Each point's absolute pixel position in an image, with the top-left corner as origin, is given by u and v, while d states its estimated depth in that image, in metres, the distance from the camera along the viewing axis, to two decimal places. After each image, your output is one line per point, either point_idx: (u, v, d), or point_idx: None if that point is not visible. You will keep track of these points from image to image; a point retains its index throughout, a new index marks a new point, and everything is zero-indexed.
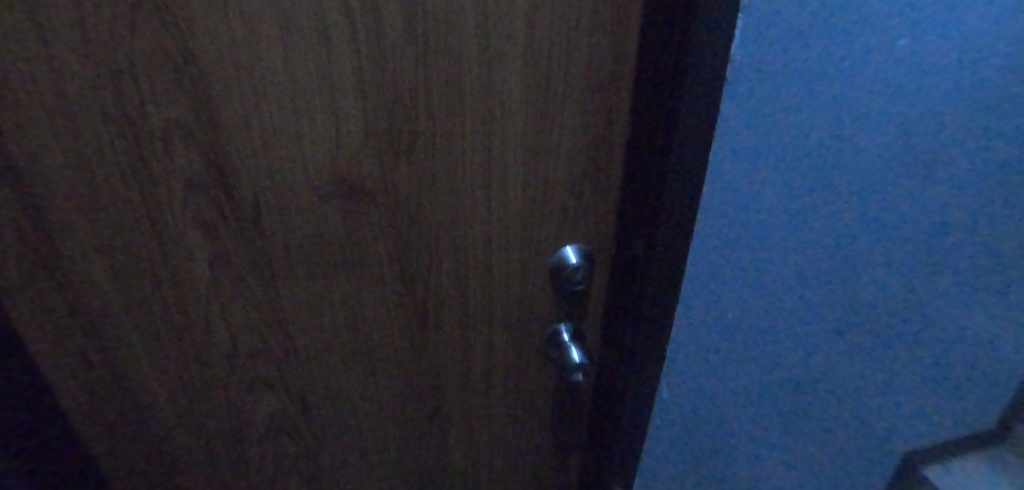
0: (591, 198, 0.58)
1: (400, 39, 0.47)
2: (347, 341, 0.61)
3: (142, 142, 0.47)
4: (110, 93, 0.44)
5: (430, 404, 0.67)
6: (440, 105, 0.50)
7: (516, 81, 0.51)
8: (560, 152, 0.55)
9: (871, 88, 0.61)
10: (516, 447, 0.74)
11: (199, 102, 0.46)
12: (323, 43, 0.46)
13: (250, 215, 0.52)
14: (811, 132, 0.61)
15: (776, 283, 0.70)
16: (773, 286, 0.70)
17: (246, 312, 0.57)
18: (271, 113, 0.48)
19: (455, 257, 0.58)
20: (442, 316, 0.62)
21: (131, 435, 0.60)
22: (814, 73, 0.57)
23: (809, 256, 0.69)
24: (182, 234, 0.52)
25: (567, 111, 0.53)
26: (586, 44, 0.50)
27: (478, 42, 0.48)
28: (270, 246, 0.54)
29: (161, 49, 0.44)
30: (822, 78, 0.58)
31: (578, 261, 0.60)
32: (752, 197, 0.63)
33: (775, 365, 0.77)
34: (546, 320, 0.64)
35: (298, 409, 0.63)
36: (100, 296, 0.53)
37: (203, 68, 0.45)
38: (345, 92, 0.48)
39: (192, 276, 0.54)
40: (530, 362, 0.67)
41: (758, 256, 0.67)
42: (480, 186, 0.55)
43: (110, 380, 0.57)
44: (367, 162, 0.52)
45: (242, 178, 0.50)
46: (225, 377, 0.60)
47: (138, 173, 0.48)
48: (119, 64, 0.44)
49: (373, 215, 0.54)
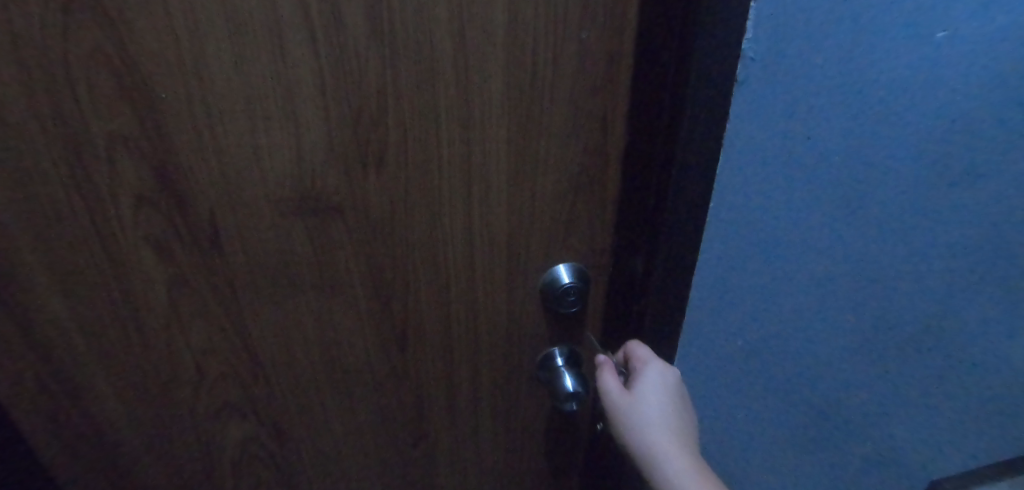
0: (584, 212, 0.53)
1: (365, 40, 0.41)
2: (319, 366, 0.56)
3: (84, 158, 0.42)
4: (45, 101, 0.40)
5: (412, 431, 0.63)
6: (412, 111, 0.45)
7: (499, 83, 0.45)
8: (549, 163, 0.49)
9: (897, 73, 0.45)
10: (508, 474, 0.69)
11: (144, 113, 0.41)
12: (276, 44, 0.40)
13: (207, 232, 0.47)
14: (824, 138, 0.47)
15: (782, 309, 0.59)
16: (796, 326, 0.60)
17: (209, 335, 0.52)
18: (221, 122, 0.42)
19: (435, 276, 0.53)
20: (422, 338, 0.57)
21: (98, 460, 0.57)
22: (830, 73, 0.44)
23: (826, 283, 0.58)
24: (134, 254, 0.47)
25: (557, 117, 0.47)
26: (577, 40, 0.44)
27: (455, 42, 0.42)
28: (229, 266, 0.49)
29: (97, 52, 0.38)
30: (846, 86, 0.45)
31: (571, 281, 0.54)
32: (774, 227, 0.52)
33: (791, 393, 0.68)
34: (537, 343, 0.59)
35: (270, 434, 0.59)
36: (53, 318, 0.49)
37: (144, 75, 0.40)
38: (305, 99, 0.43)
39: (149, 297, 0.49)
40: (521, 387, 0.62)
41: (779, 293, 0.57)
42: (459, 200, 0.50)
43: (69, 404, 0.53)
44: (332, 176, 0.46)
45: (196, 194, 0.45)
46: (190, 404, 0.55)
47: (83, 189, 0.44)
48: (53, 71, 0.39)
49: (341, 233, 0.49)
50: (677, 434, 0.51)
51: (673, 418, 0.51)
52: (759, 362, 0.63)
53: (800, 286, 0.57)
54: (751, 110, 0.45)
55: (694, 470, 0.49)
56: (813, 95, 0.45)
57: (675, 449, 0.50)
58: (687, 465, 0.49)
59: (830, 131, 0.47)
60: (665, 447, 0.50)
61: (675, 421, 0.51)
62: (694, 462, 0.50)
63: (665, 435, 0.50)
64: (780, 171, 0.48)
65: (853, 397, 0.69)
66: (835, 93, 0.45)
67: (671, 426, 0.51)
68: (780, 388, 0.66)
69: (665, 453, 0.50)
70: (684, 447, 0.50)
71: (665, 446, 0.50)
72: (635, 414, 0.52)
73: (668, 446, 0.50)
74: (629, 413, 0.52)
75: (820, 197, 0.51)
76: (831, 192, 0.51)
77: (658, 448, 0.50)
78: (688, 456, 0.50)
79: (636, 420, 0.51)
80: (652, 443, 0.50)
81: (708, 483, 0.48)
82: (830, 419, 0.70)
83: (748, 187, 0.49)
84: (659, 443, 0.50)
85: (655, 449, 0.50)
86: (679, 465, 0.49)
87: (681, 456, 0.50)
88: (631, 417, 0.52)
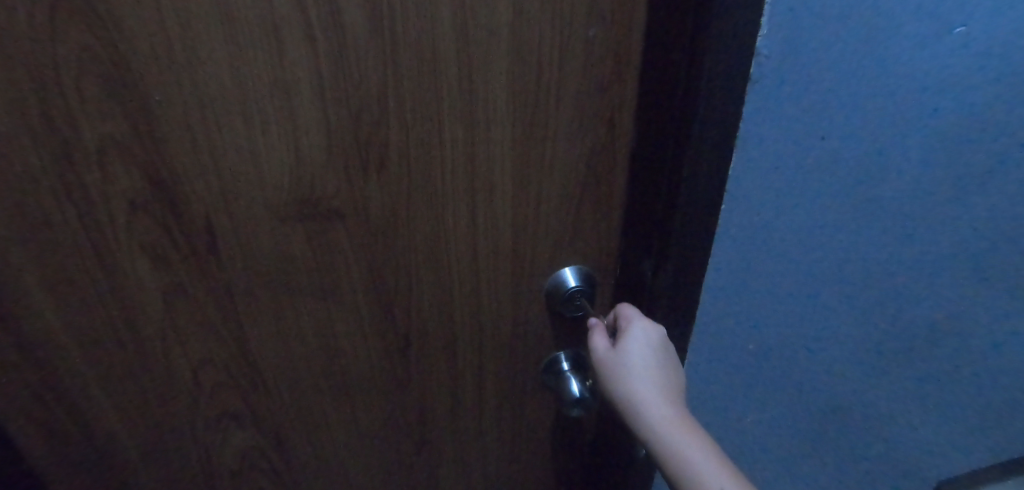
0: (590, 214, 0.51)
1: (365, 39, 0.40)
2: (319, 373, 0.55)
3: (75, 164, 0.41)
4: (35, 104, 0.38)
5: (416, 437, 0.61)
6: (414, 112, 0.43)
7: (503, 83, 0.43)
8: (555, 164, 0.48)
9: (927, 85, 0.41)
10: (513, 478, 0.68)
11: (136, 117, 0.40)
12: (272, 43, 0.39)
13: (203, 239, 0.46)
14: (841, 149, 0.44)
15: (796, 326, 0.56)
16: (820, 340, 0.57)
17: (206, 343, 0.51)
18: (217, 124, 0.41)
19: (439, 281, 0.52)
20: (425, 344, 0.55)
21: (96, 470, 0.56)
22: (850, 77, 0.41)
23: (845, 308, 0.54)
24: (128, 261, 0.46)
25: (562, 117, 0.46)
26: (583, 37, 0.43)
27: (458, 40, 0.41)
28: (227, 273, 0.48)
29: (87, 52, 0.37)
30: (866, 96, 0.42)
31: (577, 285, 0.53)
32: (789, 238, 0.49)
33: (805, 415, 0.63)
34: (542, 347, 0.58)
35: (272, 443, 0.58)
36: (46, 327, 0.47)
37: (136, 77, 0.38)
38: (303, 100, 0.41)
39: (144, 306, 0.48)
40: (526, 391, 0.61)
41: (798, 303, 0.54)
42: (463, 203, 0.48)
43: (64, 415, 0.52)
44: (332, 180, 0.45)
45: (191, 200, 0.44)
46: (188, 413, 0.54)
47: (75, 195, 0.42)
48: (42, 72, 0.37)
49: (341, 238, 0.48)
50: (666, 388, 0.46)
51: (662, 372, 0.47)
52: (769, 378, 0.60)
53: (823, 298, 0.53)
54: (758, 119, 0.43)
55: (682, 422, 0.43)
56: (823, 100, 0.42)
57: (661, 400, 0.45)
58: (675, 416, 0.44)
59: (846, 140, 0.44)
60: (651, 397, 0.45)
61: (664, 375, 0.47)
62: (683, 415, 0.44)
63: (652, 385, 0.45)
64: (792, 180, 0.46)
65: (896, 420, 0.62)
66: (849, 96, 0.42)
67: (659, 378, 0.46)
68: (796, 407, 0.63)
69: (650, 402, 0.44)
70: (673, 400, 0.45)
71: (651, 396, 0.45)
72: (622, 364, 0.47)
73: (655, 396, 0.45)
74: (616, 365, 0.48)
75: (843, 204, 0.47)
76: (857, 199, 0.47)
77: (643, 397, 0.45)
78: (676, 408, 0.44)
79: (622, 370, 0.47)
80: (638, 392, 0.45)
81: (697, 437, 0.42)
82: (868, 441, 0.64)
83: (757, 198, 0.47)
84: (645, 392, 0.45)
85: (640, 399, 0.45)
86: (666, 416, 0.44)
87: (668, 407, 0.44)
88: (617, 369, 0.47)
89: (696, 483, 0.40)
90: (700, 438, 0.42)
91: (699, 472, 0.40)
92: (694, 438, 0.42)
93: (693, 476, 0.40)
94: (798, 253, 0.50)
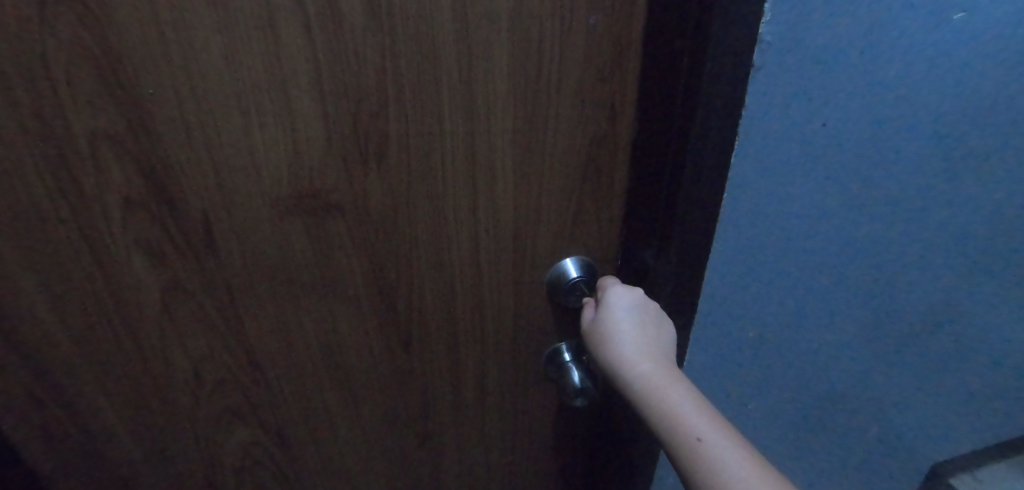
0: (591, 204, 0.51)
1: (362, 29, 0.39)
2: (321, 369, 0.55)
3: (69, 160, 0.40)
4: (24, 99, 0.37)
5: (419, 430, 0.62)
6: (413, 102, 0.43)
7: (503, 72, 0.43)
8: (556, 154, 0.48)
9: (879, 76, 0.45)
10: (515, 470, 0.68)
11: (132, 113, 0.39)
12: (269, 34, 0.38)
13: (201, 234, 0.45)
14: (826, 127, 0.46)
15: (789, 305, 0.58)
16: (801, 322, 0.59)
17: (206, 339, 0.50)
18: (212, 116, 0.40)
19: (440, 274, 0.52)
20: (427, 336, 0.55)
21: (98, 471, 0.55)
22: (836, 65, 0.43)
23: (815, 287, 0.57)
24: (124, 257, 0.45)
25: (563, 107, 0.46)
26: (583, 25, 0.42)
27: (457, 29, 0.40)
28: (225, 268, 0.47)
29: (79, 46, 0.36)
30: (845, 82, 0.44)
31: (578, 275, 0.53)
32: (798, 212, 0.51)
33: (797, 391, 0.65)
34: (544, 338, 0.58)
35: (274, 439, 0.58)
36: (41, 328, 0.46)
37: (130, 70, 0.38)
38: (300, 92, 0.41)
39: (142, 303, 0.47)
40: (528, 383, 0.61)
41: (808, 280, 0.56)
42: (464, 195, 0.48)
43: (62, 415, 0.51)
44: (331, 174, 0.45)
45: (188, 194, 0.43)
46: (189, 412, 0.54)
47: (68, 192, 0.41)
48: (32, 67, 0.37)
49: (342, 232, 0.48)
50: (647, 345, 0.46)
51: (644, 332, 0.47)
52: (769, 357, 0.62)
53: (809, 274, 0.55)
54: (763, 103, 0.44)
55: (662, 377, 0.43)
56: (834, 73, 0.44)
57: (644, 358, 0.44)
58: (657, 373, 0.43)
59: (831, 122, 0.46)
60: (634, 357, 0.45)
61: (648, 334, 0.47)
62: (664, 370, 0.44)
63: (633, 345, 0.45)
64: (800, 155, 0.47)
65: (855, 391, 0.66)
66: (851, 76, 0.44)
67: (640, 338, 0.46)
68: (792, 381, 0.64)
69: (633, 362, 0.44)
70: (654, 356, 0.45)
71: (635, 355, 0.45)
72: (603, 329, 0.47)
73: (639, 355, 0.45)
74: (598, 329, 0.48)
75: (847, 177, 0.50)
76: (862, 173, 0.50)
77: (625, 357, 0.45)
78: (660, 365, 0.44)
79: (604, 334, 0.47)
80: (622, 353, 0.45)
81: (677, 389, 0.42)
82: (835, 411, 0.67)
83: (766, 175, 0.48)
84: (629, 353, 0.45)
85: (622, 359, 0.45)
86: (648, 373, 0.43)
87: (652, 364, 0.44)
88: (599, 333, 0.48)
89: (678, 435, 0.40)
90: (683, 392, 0.42)
91: (680, 423, 0.40)
92: (677, 393, 0.42)
93: (674, 430, 0.40)
94: (793, 231, 0.52)
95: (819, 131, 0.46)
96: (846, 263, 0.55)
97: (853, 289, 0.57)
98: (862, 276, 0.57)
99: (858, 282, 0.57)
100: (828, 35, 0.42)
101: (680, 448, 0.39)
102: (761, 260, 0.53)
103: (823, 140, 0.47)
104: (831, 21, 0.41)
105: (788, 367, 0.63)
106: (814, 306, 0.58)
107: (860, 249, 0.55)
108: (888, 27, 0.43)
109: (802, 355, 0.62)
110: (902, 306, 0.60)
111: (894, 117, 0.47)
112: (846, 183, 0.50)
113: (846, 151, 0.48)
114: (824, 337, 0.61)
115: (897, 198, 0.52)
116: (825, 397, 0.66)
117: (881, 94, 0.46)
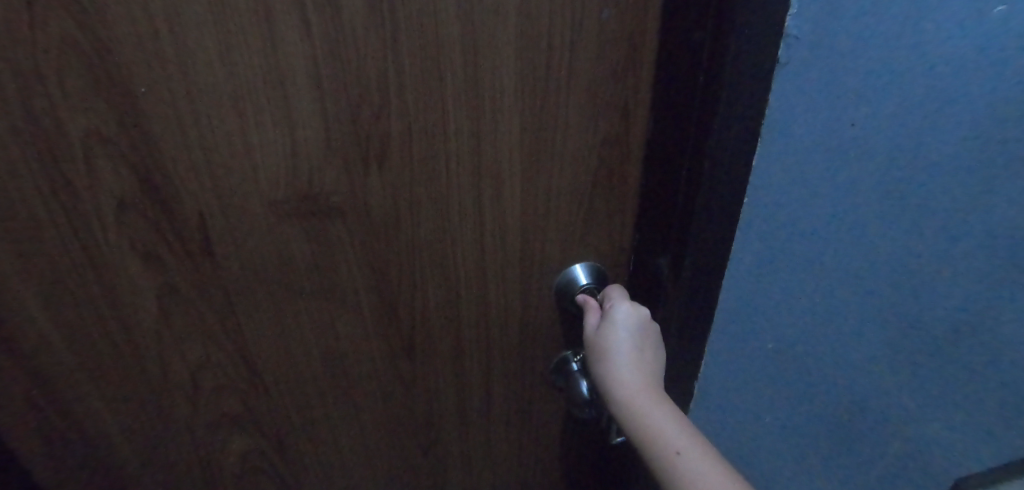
0: (602, 208, 0.49)
1: (362, 24, 0.37)
2: (321, 376, 0.53)
3: (62, 162, 0.39)
4: (16, 99, 0.36)
5: (422, 438, 0.60)
6: (415, 101, 0.41)
7: (511, 70, 0.41)
8: (565, 157, 0.45)
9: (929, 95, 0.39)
10: (521, 479, 0.66)
11: (125, 113, 0.38)
12: (264, 30, 0.36)
13: (198, 238, 0.44)
14: (859, 145, 0.41)
15: (815, 341, 0.52)
16: (829, 363, 0.53)
17: (203, 345, 0.49)
18: (208, 117, 0.38)
19: (445, 279, 0.50)
20: (430, 343, 0.53)
21: (95, 477, 0.54)
22: (877, 75, 0.38)
23: (843, 327, 0.50)
24: (119, 262, 0.44)
25: (573, 107, 0.43)
26: (596, 19, 0.40)
27: (463, 26, 0.38)
28: (222, 272, 0.46)
29: (69, 43, 0.35)
30: (886, 94, 0.39)
31: (588, 282, 0.51)
32: (822, 238, 0.46)
33: (818, 438, 0.58)
34: (552, 345, 0.56)
35: (274, 446, 0.56)
36: (37, 334, 0.45)
37: (123, 69, 0.36)
38: (299, 92, 0.39)
39: (138, 307, 0.46)
40: (536, 391, 0.59)
41: (832, 318, 0.50)
42: (469, 198, 0.46)
43: (59, 420, 0.50)
44: (330, 175, 0.43)
45: (184, 197, 0.42)
46: (187, 419, 0.52)
47: (61, 194, 0.40)
48: (22, 65, 0.35)
49: (341, 236, 0.46)
50: (641, 358, 0.44)
51: (640, 346, 0.45)
52: (789, 393, 0.56)
53: (837, 308, 0.49)
54: (787, 108, 0.40)
55: (651, 393, 0.42)
56: (852, 88, 0.39)
57: (632, 365, 0.44)
58: (642, 383, 0.43)
59: (867, 139, 0.41)
60: (622, 363, 0.44)
61: (640, 340, 0.45)
62: (653, 386, 0.43)
63: (626, 356, 0.44)
64: (822, 175, 0.43)
65: (886, 457, 0.57)
66: (893, 89, 0.39)
67: (635, 350, 0.45)
68: (813, 426, 0.57)
69: (619, 369, 0.43)
70: (645, 372, 0.44)
71: (623, 361, 0.44)
72: (600, 337, 0.46)
73: (627, 361, 0.44)
74: (596, 337, 0.46)
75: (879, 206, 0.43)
76: (898, 202, 0.43)
77: (617, 367, 0.44)
78: (647, 376, 0.43)
79: (600, 342, 0.45)
80: (613, 360, 0.44)
81: (663, 405, 0.41)
82: (863, 473, 0.59)
83: (785, 194, 0.44)
84: (618, 358, 0.44)
85: (614, 369, 0.44)
86: (634, 381, 0.43)
87: (639, 373, 0.43)
88: (596, 340, 0.46)
89: (656, 447, 0.39)
90: (668, 408, 0.41)
91: (659, 435, 0.39)
92: (662, 407, 0.41)
93: (653, 442, 0.39)
94: (819, 257, 0.47)
95: (851, 147, 0.41)
96: (883, 306, 0.48)
97: (896, 338, 0.50)
98: (903, 326, 0.49)
99: (900, 331, 0.49)
100: (871, 39, 0.37)
101: (657, 460, 0.39)
102: (780, 283, 0.48)
103: (856, 159, 0.42)
104: (875, 24, 0.37)
105: (811, 409, 0.56)
106: (847, 349, 0.52)
107: (899, 295, 0.48)
108: (948, 34, 0.36)
109: (828, 401, 0.55)
110: (959, 370, 0.50)
111: (946, 144, 0.40)
112: (880, 212, 0.44)
113: (882, 174, 0.42)
114: (854, 388, 0.54)
115: (947, 231, 0.44)
116: (850, 454, 0.58)
117: (931, 115, 0.39)
